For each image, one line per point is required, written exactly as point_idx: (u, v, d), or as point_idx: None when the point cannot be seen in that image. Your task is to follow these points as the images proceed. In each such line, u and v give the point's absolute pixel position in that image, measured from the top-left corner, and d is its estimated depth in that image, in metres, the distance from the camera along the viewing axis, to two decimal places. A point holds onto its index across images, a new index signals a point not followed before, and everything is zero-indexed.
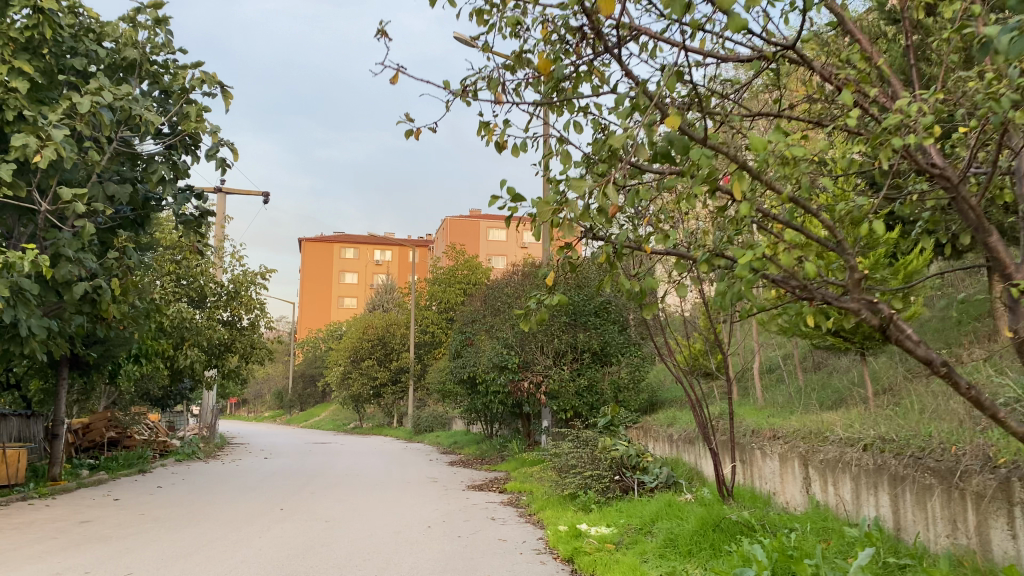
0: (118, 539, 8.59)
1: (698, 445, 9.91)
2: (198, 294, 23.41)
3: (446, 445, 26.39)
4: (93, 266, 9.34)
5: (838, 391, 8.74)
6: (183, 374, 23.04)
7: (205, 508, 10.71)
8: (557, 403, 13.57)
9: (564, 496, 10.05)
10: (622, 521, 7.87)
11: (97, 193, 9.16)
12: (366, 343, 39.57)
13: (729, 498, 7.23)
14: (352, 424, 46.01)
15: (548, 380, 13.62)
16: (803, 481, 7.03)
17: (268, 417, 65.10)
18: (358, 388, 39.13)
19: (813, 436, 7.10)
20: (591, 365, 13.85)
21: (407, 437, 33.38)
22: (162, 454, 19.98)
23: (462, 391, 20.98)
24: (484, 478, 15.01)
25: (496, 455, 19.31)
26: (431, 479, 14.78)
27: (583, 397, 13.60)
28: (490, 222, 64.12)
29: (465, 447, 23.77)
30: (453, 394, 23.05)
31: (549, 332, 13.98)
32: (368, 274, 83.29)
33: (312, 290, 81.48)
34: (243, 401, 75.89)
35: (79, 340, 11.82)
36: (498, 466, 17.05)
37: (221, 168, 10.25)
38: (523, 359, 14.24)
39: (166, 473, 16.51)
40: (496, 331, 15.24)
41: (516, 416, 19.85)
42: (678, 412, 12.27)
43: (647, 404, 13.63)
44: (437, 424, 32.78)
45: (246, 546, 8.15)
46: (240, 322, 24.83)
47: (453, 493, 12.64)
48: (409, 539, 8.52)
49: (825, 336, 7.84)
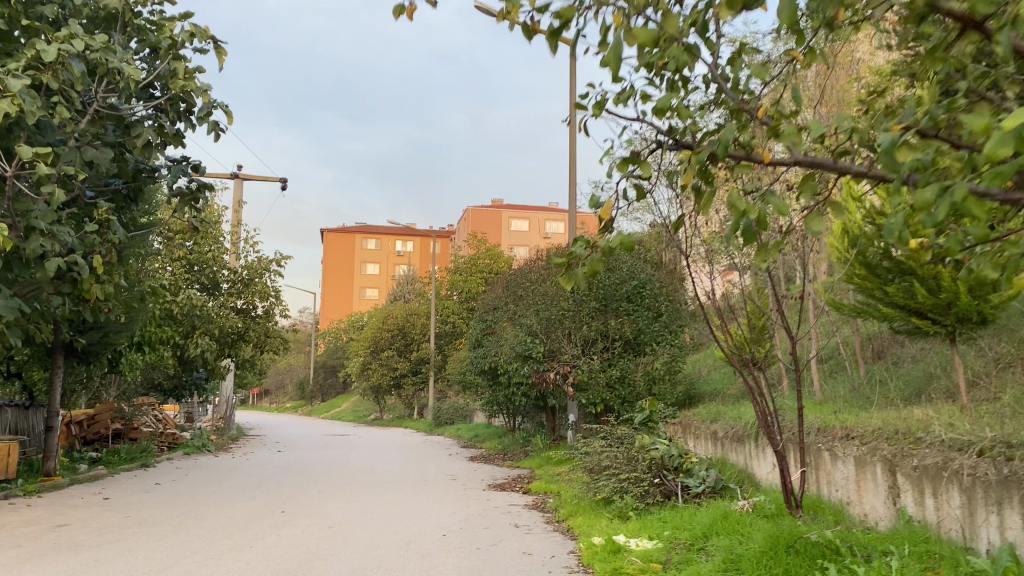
0: (92, 546, 7.62)
1: (749, 444, 8.77)
2: (209, 281, 22.56)
3: (467, 438, 25.39)
4: (70, 240, 8.38)
5: (918, 383, 7.54)
6: (194, 364, 22.21)
7: (198, 509, 9.72)
8: (586, 396, 12.41)
9: (596, 500, 8.95)
10: (667, 534, 6.76)
11: (74, 158, 8.24)
12: (386, 333, 38.70)
13: (799, 510, 6.10)
14: (373, 416, 45.21)
15: (577, 370, 12.44)
16: (887, 492, 5.88)
17: (290, 408, 64.61)
18: (378, 379, 38.26)
19: (900, 438, 5.94)
20: (623, 355, 12.73)
21: (427, 429, 32.43)
22: (170, 447, 19.15)
23: (483, 383, 19.94)
24: (506, 476, 13.97)
25: (519, 450, 18.25)
26: (449, 477, 13.76)
27: (615, 390, 12.42)
28: (513, 212, 62.98)
29: (486, 441, 22.75)
30: (474, 386, 22.03)
31: (578, 318, 12.81)
32: (389, 264, 82.64)
33: (333, 281, 80.86)
34: (265, 391, 75.59)
35: (67, 325, 10.89)
36: (522, 463, 15.99)
37: (214, 132, 9.26)
38: (549, 348, 13.11)
39: (170, 468, 15.62)
40: (519, 318, 14.14)
41: (540, 409, 18.78)
42: (720, 406, 11.14)
43: (684, 397, 12.82)
44: (458, 416, 31.81)
45: (233, 558, 7.12)
46: (254, 310, 23.95)
47: (473, 494, 11.57)
48: (422, 550, 7.42)
49: (908, 317, 6.65)
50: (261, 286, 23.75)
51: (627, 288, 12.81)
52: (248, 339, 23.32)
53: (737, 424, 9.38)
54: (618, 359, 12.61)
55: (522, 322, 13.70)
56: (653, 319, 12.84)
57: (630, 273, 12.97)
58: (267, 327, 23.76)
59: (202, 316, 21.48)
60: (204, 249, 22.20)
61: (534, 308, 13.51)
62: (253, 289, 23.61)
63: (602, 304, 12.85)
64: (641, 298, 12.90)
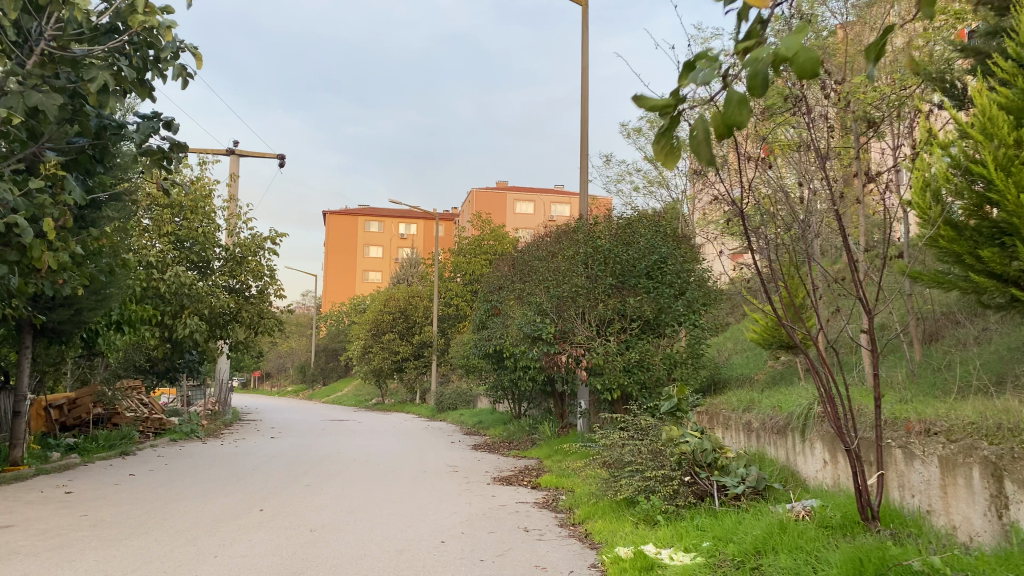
0: (33, 554, 6.55)
1: (794, 437, 7.65)
2: (199, 258, 21.44)
3: (470, 425, 24.34)
4: (12, 199, 7.26)
5: (1002, 370, 6.39)
6: (184, 346, 21.14)
7: (168, 508, 8.65)
8: (601, 380, 11.19)
9: (617, 501, 7.85)
10: (708, 548, 5.67)
11: (16, 104, 7.12)
12: (387, 316, 37.69)
13: (875, 523, 4.99)
14: (374, 400, 44.30)
15: (591, 354, 11.27)
16: (986, 502, 4.77)
17: (291, 391, 63.77)
18: (379, 362, 37.28)
19: (1004, 436, 4.81)
20: (641, 336, 11.58)
21: (429, 414, 31.42)
22: (156, 433, 18.13)
23: (487, 367, 18.88)
24: (512, 467, 12.88)
25: (525, 439, 17.16)
26: (450, 468, 12.67)
27: (633, 375, 11.18)
28: (518, 194, 61.82)
29: (490, 427, 21.73)
30: (477, 370, 20.97)
31: (593, 295, 11.66)
32: (393, 247, 81.55)
33: (335, 264, 79.84)
34: (267, 375, 74.78)
35: (24, 299, 9.79)
36: (529, 452, 14.90)
37: (182, 77, 8.09)
38: (560, 328, 11.94)
39: (151, 456, 14.58)
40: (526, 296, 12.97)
41: (548, 395, 17.73)
42: (753, 394, 10.00)
43: (707, 382, 11.78)
44: (461, 401, 30.80)
45: (194, 570, 6.03)
46: (247, 290, 22.85)
47: (476, 488, 10.49)
48: (416, 561, 6.32)
49: (1007, 289, 5.49)
50: (253, 264, 22.66)
51: (645, 264, 11.71)
52: (240, 319, 22.24)
53: (777, 413, 8.24)
54: (633, 341, 11.39)
55: (530, 301, 12.53)
56: (673, 297, 11.67)
57: (648, 248, 11.83)
58: (261, 307, 22.67)
59: (190, 294, 20.39)
60: (192, 224, 21.05)
61: (543, 285, 12.34)
62: (242, 266, 22.48)
63: (619, 281, 11.79)
64: (661, 275, 11.80)
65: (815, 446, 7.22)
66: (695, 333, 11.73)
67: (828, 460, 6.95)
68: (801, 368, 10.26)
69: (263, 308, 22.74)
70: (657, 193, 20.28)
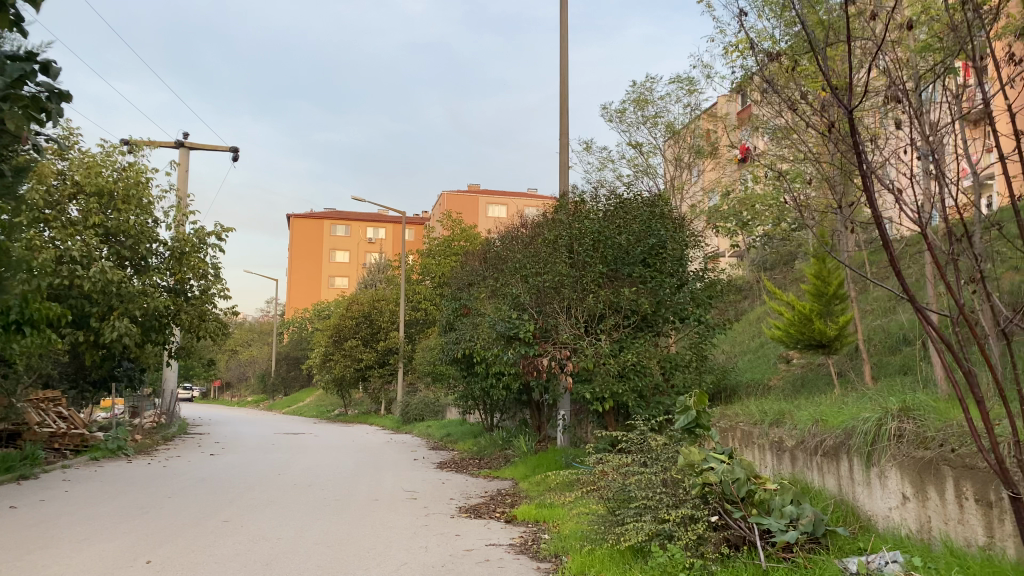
0: None
1: (856, 463, 5.82)
2: (131, 254, 19.17)
3: (436, 438, 22.29)
4: None
5: None
6: (112, 352, 18.84)
7: (24, 561, 6.57)
8: (590, 388, 9.22)
9: (621, 550, 5.96)
10: None
11: None
12: (350, 321, 35.56)
13: None
14: (337, 410, 42.01)
15: (578, 355, 9.29)
16: None
17: (252, 402, 61.07)
18: (341, 370, 35.08)
19: None
20: (637, 334, 9.65)
21: (394, 426, 29.30)
22: (76, 450, 15.89)
23: (455, 374, 16.96)
24: (481, 492, 10.91)
25: (497, 455, 15.25)
26: (408, 495, 10.66)
27: (628, 381, 9.19)
28: (490, 198, 59.99)
29: (460, 440, 19.75)
30: (444, 378, 18.99)
31: (580, 286, 9.67)
32: (360, 252, 79.16)
33: (300, 269, 77.29)
34: (228, 385, 71.85)
35: None
36: (502, 473, 12.93)
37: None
38: (540, 326, 9.92)
39: (55, 479, 12.39)
40: (498, 289, 11.01)
41: (523, 404, 15.88)
42: (781, 404, 8.11)
43: (714, 390, 9.99)
44: (428, 412, 28.71)
45: None
46: (188, 290, 20.62)
47: (438, 523, 8.50)
48: None
49: None
50: (195, 260, 20.50)
51: (641, 249, 9.83)
52: (179, 322, 20.02)
53: (826, 429, 6.41)
54: (628, 341, 9.44)
55: (503, 295, 10.58)
56: (674, 288, 9.80)
57: (643, 230, 9.99)
58: (203, 308, 20.46)
59: (121, 293, 18.17)
60: (124, 215, 18.81)
61: (520, 274, 10.38)
62: (184, 263, 20.32)
63: (610, 270, 9.91)
64: (659, 262, 9.95)
65: (890, 479, 5.40)
66: (698, 330, 9.92)
67: (910, 496, 5.17)
68: (835, 374, 8.42)
69: (206, 310, 20.54)
70: (640, 181, 18.53)
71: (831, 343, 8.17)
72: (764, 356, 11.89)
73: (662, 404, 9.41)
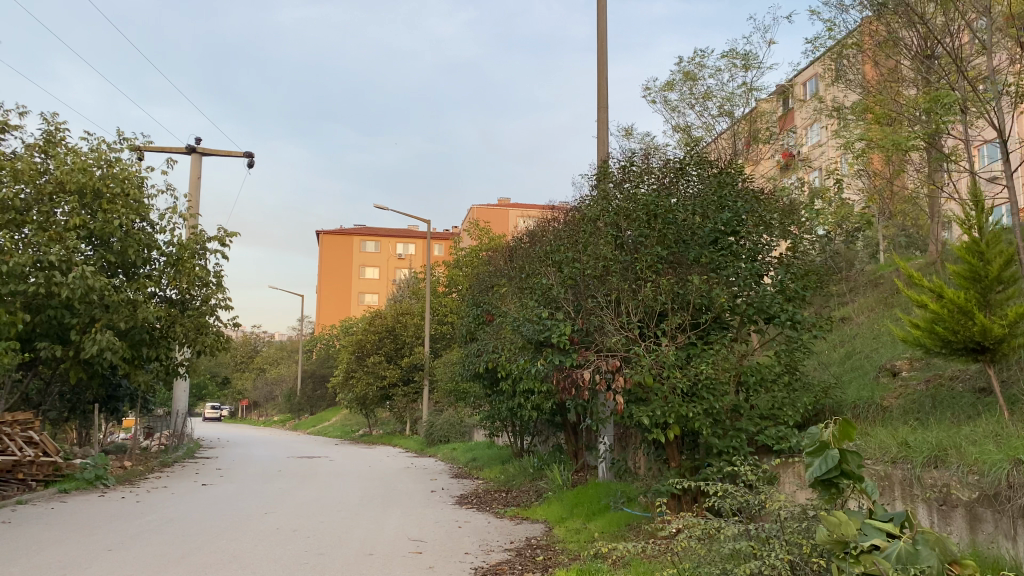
0: None
1: None
2: (119, 259, 17.26)
3: (461, 463, 20.03)
4: None
5: None
6: (96, 368, 16.88)
7: None
8: (648, 412, 6.83)
9: None
10: None
11: None
12: (373, 335, 33.64)
13: None
14: (362, 430, 39.99)
15: (631, 365, 6.90)
16: None
17: (279, 422, 59.34)
18: (363, 389, 33.00)
19: None
20: (708, 337, 7.24)
21: (418, 449, 27.05)
22: (45, 481, 13.90)
23: (479, 390, 14.78)
24: (506, 544, 8.66)
25: (526, 486, 12.99)
26: (412, 548, 8.35)
27: (699, 400, 6.81)
28: (521, 210, 57.82)
29: (485, 466, 17.55)
30: (467, 396, 16.81)
31: (631, 273, 7.32)
32: (390, 269, 77.57)
33: (328, 285, 75.81)
34: (256, 404, 70.25)
35: None
36: (533, 514, 10.59)
37: None
38: (579, 329, 7.54)
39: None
40: (524, 282, 8.74)
41: (557, 426, 13.67)
42: (928, 433, 5.71)
43: (809, 412, 7.58)
44: (454, 433, 26.34)
45: None
46: (187, 299, 18.81)
47: None
48: None
49: None
50: (193, 267, 18.59)
51: (712, 226, 7.48)
52: (174, 335, 18.05)
53: None
54: (699, 349, 7.06)
55: (528, 289, 8.29)
56: (756, 278, 7.41)
57: (714, 202, 7.66)
58: (201, 320, 18.50)
59: (105, 303, 16.23)
60: (110, 216, 16.86)
61: (553, 261, 8.10)
62: (182, 270, 18.43)
63: (671, 255, 7.57)
64: (736, 242, 7.58)
65: None
66: (788, 334, 7.51)
67: None
68: (997, 392, 6.02)
69: (204, 322, 18.57)
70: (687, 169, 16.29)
71: (993, 348, 5.83)
72: (860, 373, 9.51)
73: (743, 436, 7.04)
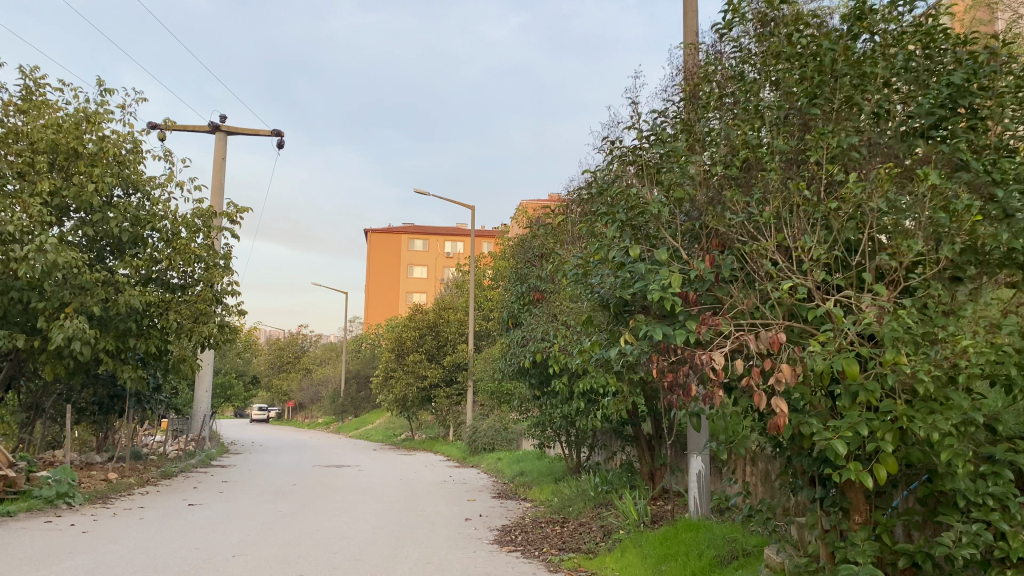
0: None
1: None
2: (104, 233, 14.63)
3: (506, 477, 16.95)
4: None
5: None
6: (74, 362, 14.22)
7: None
8: (838, 427, 3.59)
9: None
10: None
11: None
12: (412, 332, 30.73)
13: None
14: (405, 434, 37.26)
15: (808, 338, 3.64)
16: None
17: (323, 425, 57.17)
18: (402, 390, 30.13)
19: None
20: (942, 288, 3.94)
21: (460, 458, 24.04)
22: None
23: (528, 389, 11.65)
24: None
25: (588, 519, 9.82)
26: None
27: (938, 407, 3.53)
28: None
29: (535, 483, 14.43)
30: (513, 398, 13.70)
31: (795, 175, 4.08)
32: (438, 267, 74.97)
33: (376, 284, 73.61)
34: (301, 407, 68.37)
35: None
36: (602, 568, 7.39)
37: None
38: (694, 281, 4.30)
39: None
40: (595, 218, 5.53)
41: (629, 437, 10.47)
42: None
43: None
44: (499, 441, 23.27)
45: None
46: (187, 283, 16.10)
47: None
48: None
49: None
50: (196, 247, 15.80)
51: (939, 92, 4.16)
52: (169, 324, 15.35)
53: None
54: (930, 312, 3.76)
55: (600, 219, 5.08)
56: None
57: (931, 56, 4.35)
58: (200, 307, 15.73)
59: (77, 283, 13.60)
60: (89, 181, 14.17)
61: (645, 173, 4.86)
62: (180, 250, 15.70)
63: (862, 148, 4.30)
64: (974, 126, 4.27)
65: None
66: None
67: None
68: None
69: (204, 310, 15.77)
70: None
71: None
72: None
73: (1008, 476, 3.79)
